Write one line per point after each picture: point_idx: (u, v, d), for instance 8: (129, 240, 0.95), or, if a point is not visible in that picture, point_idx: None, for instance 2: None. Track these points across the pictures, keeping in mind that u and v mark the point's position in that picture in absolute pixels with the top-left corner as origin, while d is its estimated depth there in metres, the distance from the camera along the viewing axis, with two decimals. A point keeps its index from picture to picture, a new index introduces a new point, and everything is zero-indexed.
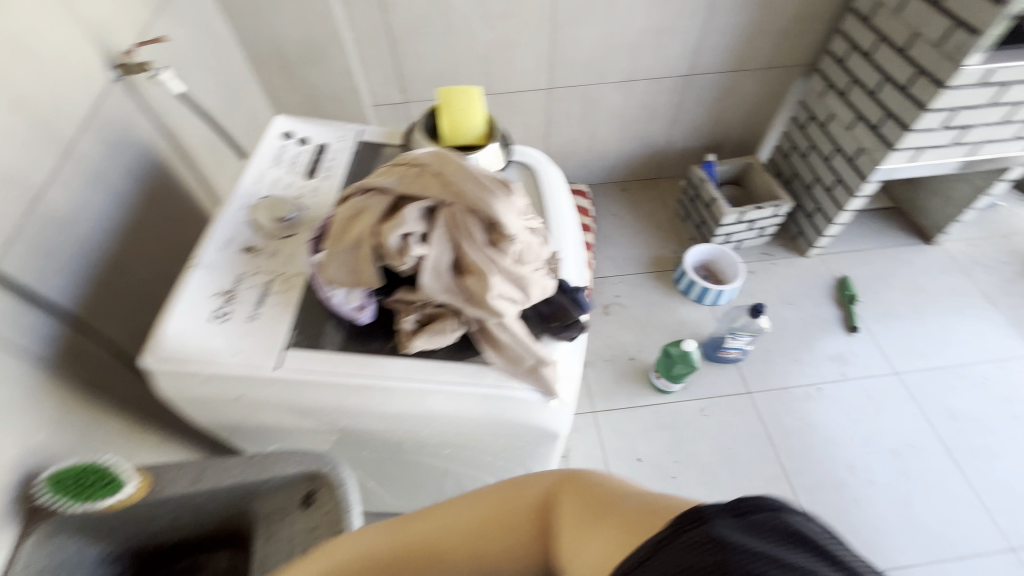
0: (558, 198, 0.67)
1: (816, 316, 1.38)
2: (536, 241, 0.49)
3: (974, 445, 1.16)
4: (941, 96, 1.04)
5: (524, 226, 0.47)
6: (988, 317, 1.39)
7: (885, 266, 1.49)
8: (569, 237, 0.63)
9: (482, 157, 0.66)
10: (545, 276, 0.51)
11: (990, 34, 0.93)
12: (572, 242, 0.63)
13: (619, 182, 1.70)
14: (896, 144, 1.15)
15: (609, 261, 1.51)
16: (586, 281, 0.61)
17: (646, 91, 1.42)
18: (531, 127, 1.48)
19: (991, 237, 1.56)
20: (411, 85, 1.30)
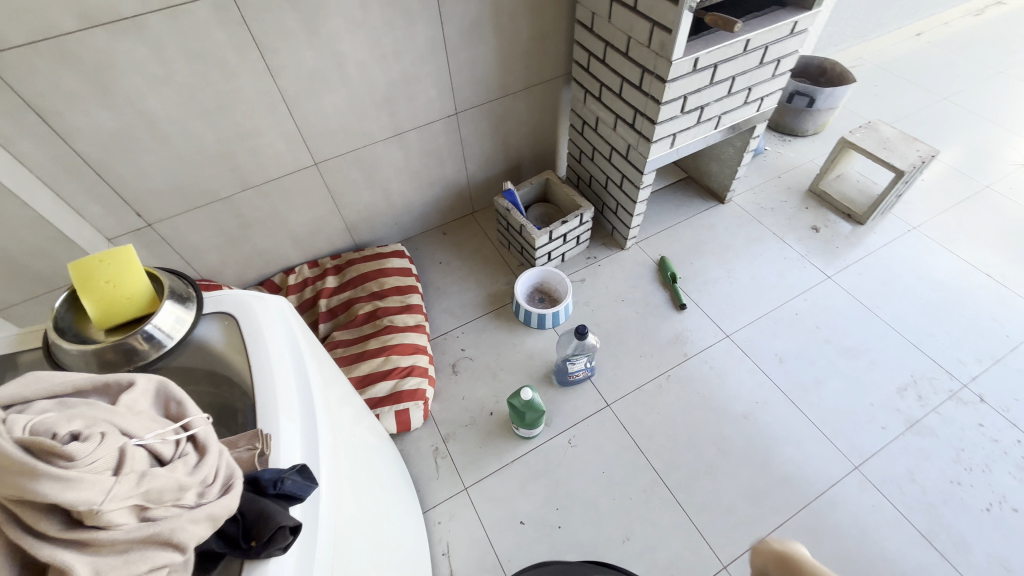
0: (269, 343, 0.57)
1: (648, 304, 1.43)
2: (171, 469, 0.39)
3: (803, 380, 1.27)
4: (668, 88, 1.10)
5: (134, 465, 0.37)
6: (784, 254, 1.54)
7: (692, 235, 1.60)
8: (285, 389, 0.54)
9: (156, 324, 0.55)
10: (213, 495, 0.41)
11: (682, 29, 0.99)
12: (290, 396, 0.54)
13: (436, 227, 1.64)
14: (652, 137, 1.21)
15: (446, 314, 1.44)
16: (313, 435, 0.52)
17: (421, 138, 1.37)
18: (316, 205, 1.36)
19: (767, 181, 1.74)
20: (145, 206, 1.12)
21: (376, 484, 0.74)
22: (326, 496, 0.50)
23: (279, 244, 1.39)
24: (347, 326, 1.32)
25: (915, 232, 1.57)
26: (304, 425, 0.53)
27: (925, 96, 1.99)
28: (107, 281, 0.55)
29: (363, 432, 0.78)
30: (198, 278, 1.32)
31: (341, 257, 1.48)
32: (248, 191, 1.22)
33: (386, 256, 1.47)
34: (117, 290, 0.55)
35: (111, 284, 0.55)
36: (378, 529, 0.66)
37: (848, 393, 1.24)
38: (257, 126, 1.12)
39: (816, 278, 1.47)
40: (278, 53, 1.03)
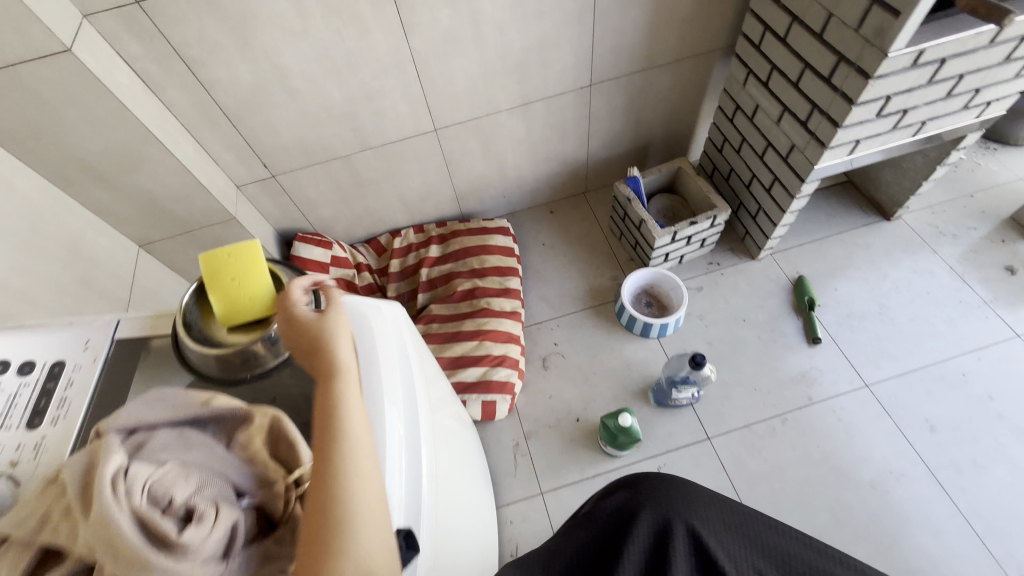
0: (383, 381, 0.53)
1: (773, 330, 1.25)
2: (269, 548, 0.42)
3: (958, 459, 1.06)
4: (870, 87, 0.87)
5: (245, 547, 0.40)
6: (961, 296, 1.26)
7: (842, 255, 1.36)
8: (393, 374, 0.55)
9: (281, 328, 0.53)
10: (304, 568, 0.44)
11: (915, 14, 0.76)
12: (394, 383, 0.54)
13: (545, 204, 1.54)
14: (828, 142, 0.99)
15: (543, 302, 1.37)
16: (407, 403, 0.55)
17: (547, 110, 1.25)
18: (430, 171, 1.31)
19: (954, 199, 1.42)
20: (273, 158, 1.13)
21: (455, 486, 0.74)
22: (421, 522, 0.51)
23: (389, 206, 1.37)
24: (445, 300, 1.28)
25: None
26: (409, 487, 0.50)
27: None
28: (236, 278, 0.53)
29: (446, 425, 0.77)
30: (312, 231, 1.35)
31: (446, 226, 1.44)
32: (367, 152, 1.20)
33: (491, 231, 1.40)
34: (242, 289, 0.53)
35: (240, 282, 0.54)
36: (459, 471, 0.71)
37: (1017, 487, 1.02)
38: (384, 87, 1.06)
39: (1000, 334, 1.20)
40: (415, 10, 0.94)
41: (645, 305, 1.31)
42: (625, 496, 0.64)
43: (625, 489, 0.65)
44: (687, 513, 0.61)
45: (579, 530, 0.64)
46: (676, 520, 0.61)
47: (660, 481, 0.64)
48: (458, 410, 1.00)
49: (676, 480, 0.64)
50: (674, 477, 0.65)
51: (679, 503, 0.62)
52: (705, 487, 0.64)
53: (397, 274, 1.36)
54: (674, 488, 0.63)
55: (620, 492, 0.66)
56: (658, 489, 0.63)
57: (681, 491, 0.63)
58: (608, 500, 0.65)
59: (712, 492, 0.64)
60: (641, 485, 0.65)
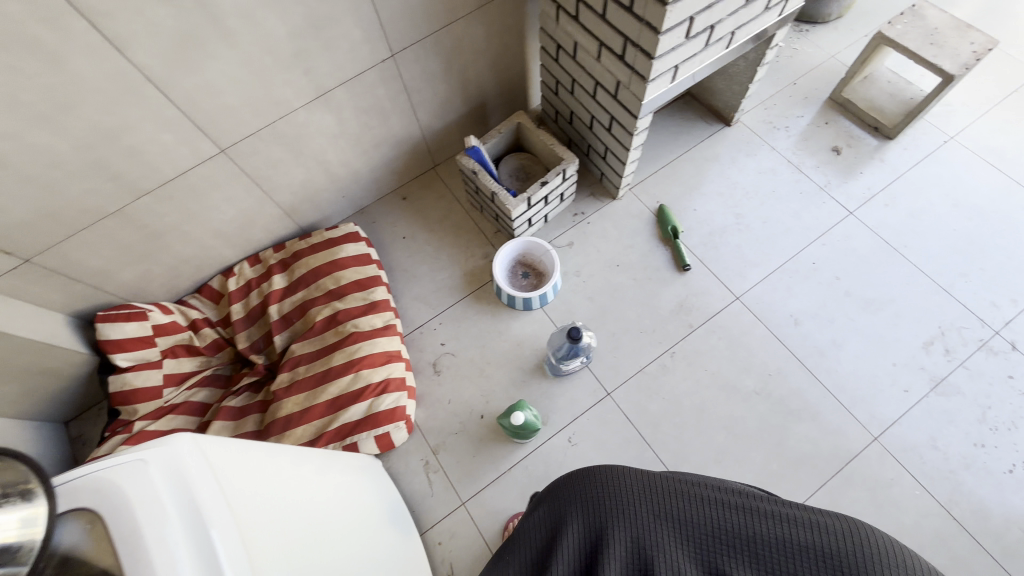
0: (163, 571, 0.42)
1: (646, 268, 1.26)
2: None
3: (821, 343, 1.15)
4: (670, 13, 0.81)
5: None
6: (801, 187, 1.33)
7: (695, 172, 1.37)
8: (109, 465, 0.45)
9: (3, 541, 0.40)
10: None
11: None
12: (123, 469, 0.45)
13: (394, 191, 1.40)
14: (647, 75, 0.93)
15: (418, 302, 1.27)
16: (146, 465, 0.46)
17: (353, 94, 1.08)
18: (240, 196, 1.11)
19: (781, 89, 1.46)
20: (14, 241, 0.89)
21: (343, 566, 0.68)
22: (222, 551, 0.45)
23: (208, 246, 1.16)
24: (306, 336, 1.14)
25: (952, 144, 1.35)
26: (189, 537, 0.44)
27: None
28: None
29: (307, 496, 0.69)
30: (120, 301, 1.12)
31: (286, 248, 1.26)
32: (146, 198, 0.98)
33: (339, 242, 1.25)
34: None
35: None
36: (290, 491, 0.65)
37: (869, 355, 1.14)
38: (126, 119, 0.84)
39: (836, 215, 1.29)
40: (118, 17, 0.72)
41: (522, 277, 1.26)
42: (554, 506, 0.61)
43: (554, 498, 0.62)
44: (614, 506, 0.58)
45: (509, 549, 0.61)
46: (603, 518, 0.57)
47: (584, 481, 0.60)
48: (347, 463, 0.91)
49: (599, 475, 0.60)
50: (596, 470, 0.61)
51: (603, 499, 0.58)
52: (630, 471, 0.60)
53: (244, 321, 1.18)
54: (595, 484, 0.60)
55: (549, 502, 0.62)
56: (580, 490, 0.60)
57: (606, 483, 0.60)
58: (536, 512, 0.62)
59: (639, 475, 0.60)
60: (568, 488, 0.61)
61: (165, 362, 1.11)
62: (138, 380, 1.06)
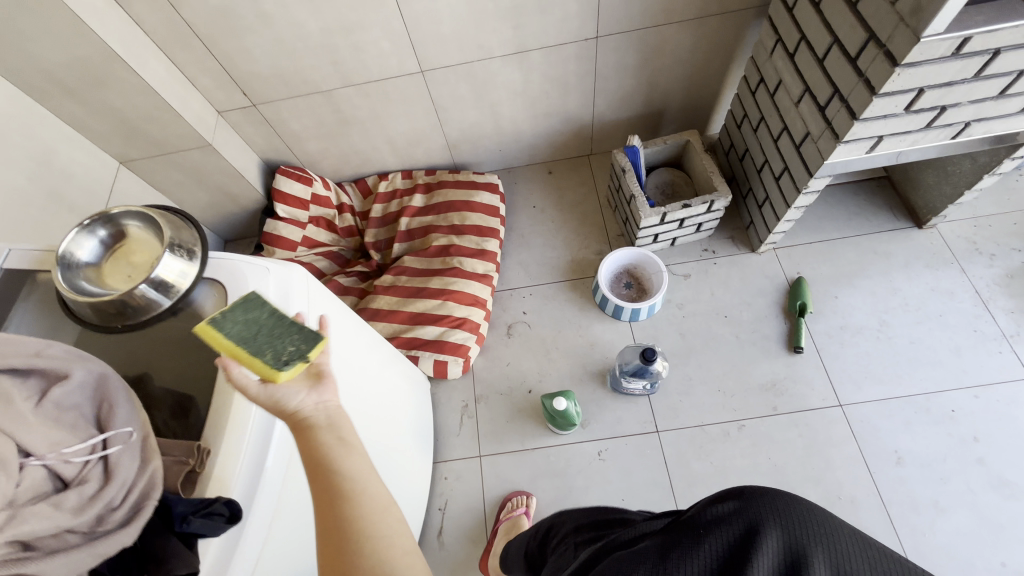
0: None
1: (752, 331, 1.18)
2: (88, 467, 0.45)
3: (919, 498, 0.99)
4: (896, 76, 0.74)
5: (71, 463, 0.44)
6: (978, 325, 1.13)
7: (854, 260, 1.23)
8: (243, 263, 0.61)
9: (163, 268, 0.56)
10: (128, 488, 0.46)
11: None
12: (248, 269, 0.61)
13: (544, 163, 1.46)
14: (843, 134, 0.86)
15: (521, 267, 1.32)
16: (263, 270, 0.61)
17: (546, 61, 1.14)
18: (418, 116, 1.25)
19: (1006, 212, 1.24)
20: (252, 87, 1.11)
21: (377, 446, 0.80)
22: None
23: (376, 148, 1.33)
24: (418, 254, 1.26)
25: None
26: None
27: None
28: (256, 327, 0.54)
29: (368, 369, 0.80)
30: (298, 164, 1.34)
31: (435, 175, 1.39)
32: (350, 89, 1.15)
33: (478, 187, 1.35)
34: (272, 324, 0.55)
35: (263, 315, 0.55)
36: (359, 357, 0.76)
37: (976, 538, 0.95)
38: (363, 20, 0.99)
39: (1009, 373, 1.07)
40: None
41: (624, 285, 1.25)
42: (742, 508, 0.55)
43: (745, 498, 0.56)
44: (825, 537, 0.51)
45: (687, 541, 0.54)
46: (808, 540, 0.51)
47: (783, 500, 0.55)
48: (406, 371, 1.01)
49: (807, 502, 0.55)
50: (793, 496, 0.55)
51: (808, 524, 0.52)
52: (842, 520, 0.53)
53: (377, 220, 1.35)
54: (791, 499, 0.55)
55: (738, 499, 0.56)
56: (780, 503, 0.54)
57: (812, 513, 0.54)
58: (721, 503, 0.57)
59: (850, 526, 0.53)
60: (759, 498, 0.56)
61: (309, 226, 1.30)
62: (285, 231, 1.27)
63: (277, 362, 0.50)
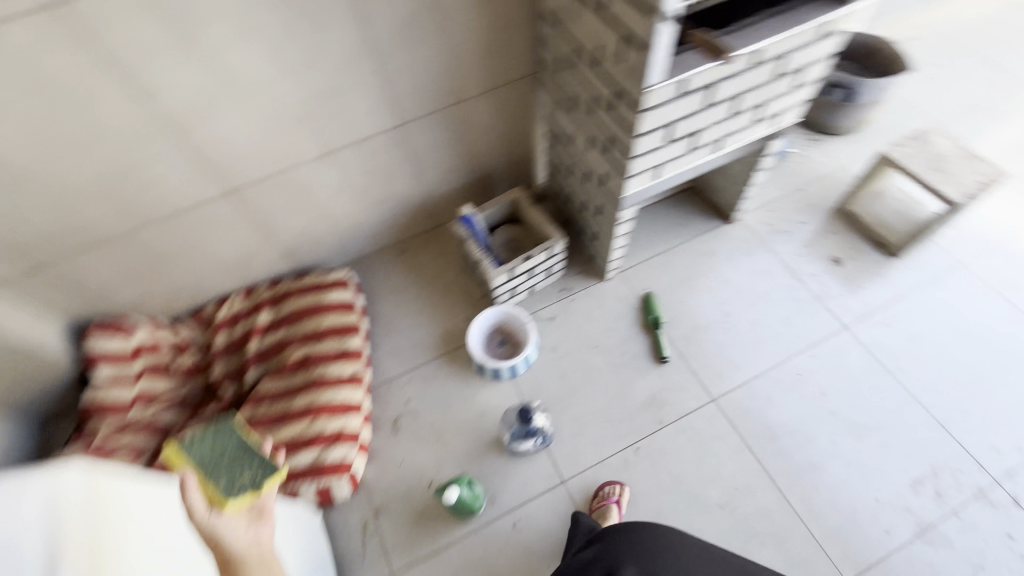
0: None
1: (623, 354, 1.24)
2: None
3: (797, 463, 1.08)
4: (644, 118, 0.85)
5: None
6: (795, 293, 1.30)
7: (687, 265, 1.37)
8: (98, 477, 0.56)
9: None
10: None
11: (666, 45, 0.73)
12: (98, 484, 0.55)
13: (395, 244, 1.46)
14: (628, 171, 0.97)
15: (394, 355, 1.28)
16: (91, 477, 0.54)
17: (360, 155, 1.16)
18: (242, 233, 1.19)
19: (786, 194, 1.47)
20: (30, 250, 0.98)
21: None
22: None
23: (205, 275, 1.24)
24: (276, 375, 1.17)
25: (961, 271, 1.30)
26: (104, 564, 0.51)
27: (1004, 82, 1.69)
28: (219, 454, 0.71)
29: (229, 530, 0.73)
30: (114, 315, 1.19)
31: (279, 286, 1.32)
32: (153, 226, 1.06)
33: (329, 286, 1.30)
34: (232, 455, 0.71)
35: (231, 444, 0.72)
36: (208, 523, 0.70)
37: (849, 482, 1.06)
38: (143, 158, 0.94)
39: (830, 327, 1.24)
40: (149, 72, 0.83)
41: (498, 344, 1.26)
42: (605, 550, 0.79)
43: (603, 541, 0.80)
44: (670, 556, 0.75)
45: None
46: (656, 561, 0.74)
47: (639, 533, 0.78)
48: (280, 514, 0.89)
49: (656, 530, 0.78)
50: (651, 525, 0.79)
51: (658, 549, 0.76)
52: (688, 538, 0.78)
53: (224, 350, 1.23)
54: (639, 532, 0.78)
55: (599, 543, 0.80)
56: (632, 539, 0.78)
57: (662, 538, 0.77)
58: (590, 550, 0.80)
59: (694, 541, 0.78)
60: (617, 536, 0.79)
61: (142, 378, 1.15)
62: (110, 394, 1.10)
63: (232, 491, 0.67)
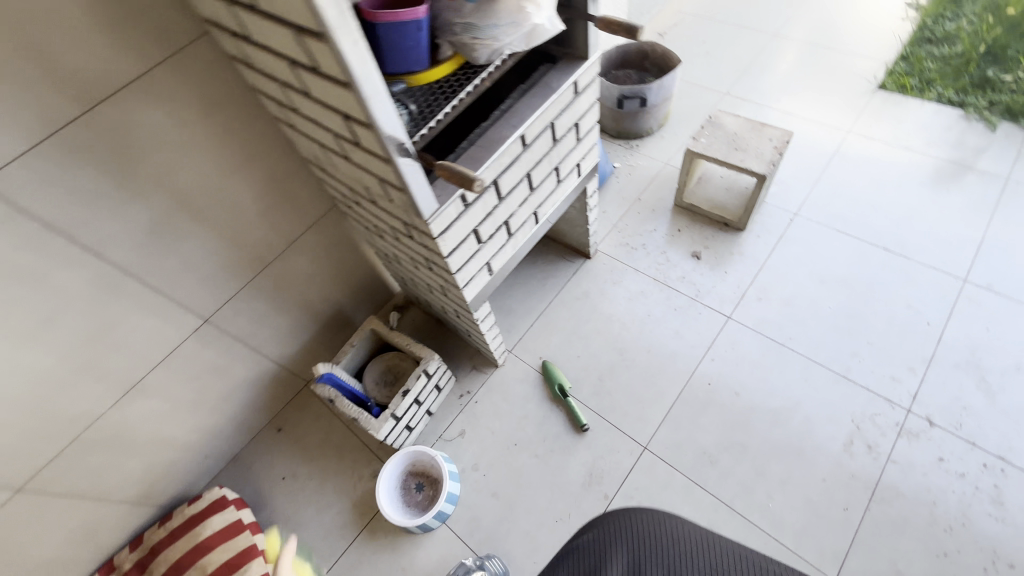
0: None
1: (544, 439, 1.17)
2: None
3: (743, 476, 1.06)
4: (444, 241, 0.79)
5: None
6: (674, 302, 1.31)
7: (570, 317, 1.34)
8: None
9: None
10: None
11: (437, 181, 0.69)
12: None
13: (269, 423, 1.29)
14: (458, 284, 0.91)
15: (309, 556, 1.11)
16: None
17: (174, 370, 1.00)
18: (64, 516, 0.97)
19: (628, 209, 1.50)
20: None
21: None
22: None
23: None
24: None
25: (797, 221, 1.38)
26: None
27: (758, 38, 1.88)
28: None
29: None
30: None
31: (144, 542, 1.09)
32: None
33: (204, 514, 1.10)
34: None
35: None
36: None
37: (793, 474, 1.05)
38: None
39: (715, 323, 1.26)
40: None
41: (416, 489, 1.14)
42: (604, 536, 0.60)
43: (601, 526, 0.62)
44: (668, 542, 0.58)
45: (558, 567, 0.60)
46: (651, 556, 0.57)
47: (642, 521, 0.61)
48: None
49: (652, 516, 0.62)
50: (647, 512, 0.62)
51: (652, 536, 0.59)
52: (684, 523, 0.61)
53: None
54: (644, 522, 0.61)
55: (596, 529, 0.62)
56: (633, 527, 0.60)
57: (657, 523, 0.61)
58: (586, 536, 0.62)
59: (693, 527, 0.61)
60: (618, 523, 0.61)
61: None
62: None
63: None
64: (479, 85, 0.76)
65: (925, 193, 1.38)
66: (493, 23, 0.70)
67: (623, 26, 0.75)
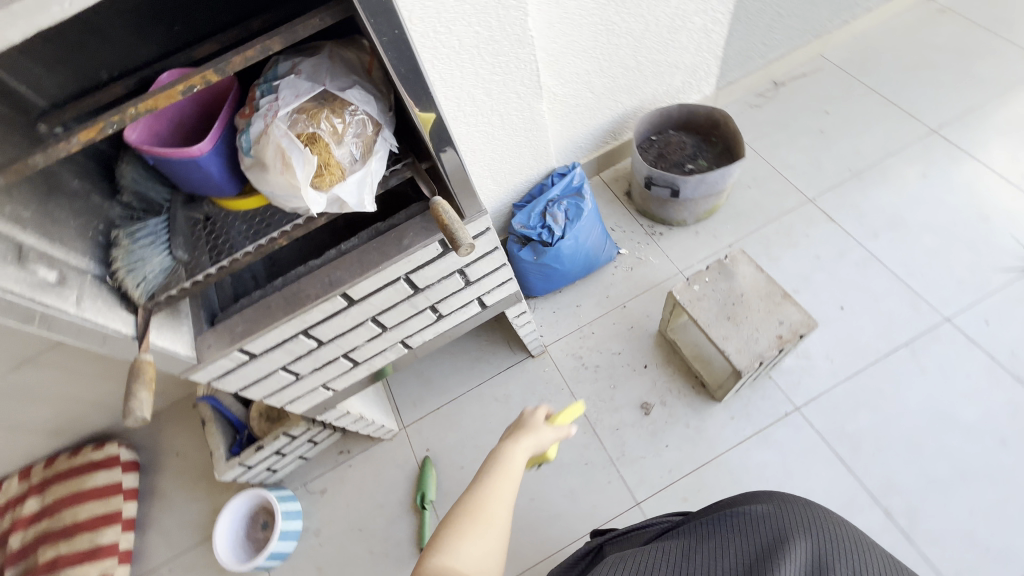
0: None
1: (385, 541, 1.11)
2: None
3: None
4: (227, 382, 0.70)
5: None
6: (590, 454, 1.10)
7: (479, 416, 1.20)
8: None
9: None
10: None
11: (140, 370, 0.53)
12: None
13: (187, 397, 1.38)
14: (276, 402, 0.82)
15: (162, 537, 1.21)
16: None
17: (72, 352, 1.08)
18: None
19: (605, 313, 1.26)
20: None
21: None
22: None
23: None
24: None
25: (793, 418, 1.06)
26: None
27: (904, 128, 1.36)
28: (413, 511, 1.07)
29: None
30: None
31: (52, 464, 1.24)
32: None
33: (95, 466, 1.21)
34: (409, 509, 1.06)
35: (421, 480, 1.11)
36: None
37: None
38: None
39: (620, 503, 1.05)
40: None
41: (260, 527, 1.15)
42: (775, 511, 0.58)
43: (773, 503, 0.60)
44: (863, 541, 0.54)
45: (729, 528, 0.58)
46: (814, 536, 0.54)
47: (804, 504, 0.59)
48: None
49: (834, 516, 0.58)
50: (823, 508, 0.59)
51: (835, 526, 0.56)
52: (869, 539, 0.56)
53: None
54: (804, 503, 0.60)
55: (769, 504, 0.60)
56: (803, 511, 0.58)
57: (824, 517, 0.58)
58: (755, 507, 0.60)
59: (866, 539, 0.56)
60: (789, 504, 0.59)
61: None
62: None
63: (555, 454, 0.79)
64: (268, 242, 0.59)
65: (1003, 457, 0.96)
66: (266, 190, 0.52)
67: (445, 231, 0.53)
